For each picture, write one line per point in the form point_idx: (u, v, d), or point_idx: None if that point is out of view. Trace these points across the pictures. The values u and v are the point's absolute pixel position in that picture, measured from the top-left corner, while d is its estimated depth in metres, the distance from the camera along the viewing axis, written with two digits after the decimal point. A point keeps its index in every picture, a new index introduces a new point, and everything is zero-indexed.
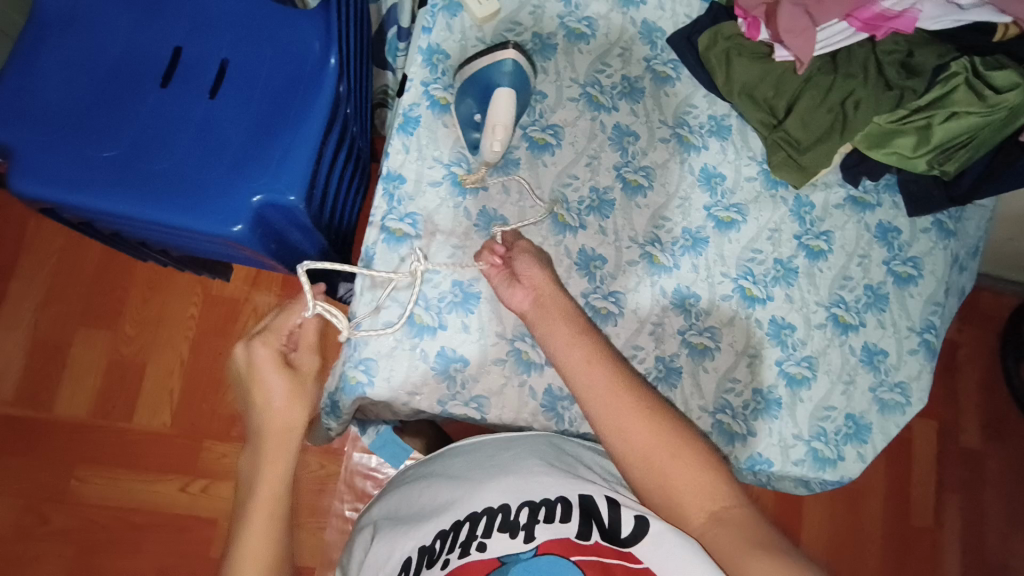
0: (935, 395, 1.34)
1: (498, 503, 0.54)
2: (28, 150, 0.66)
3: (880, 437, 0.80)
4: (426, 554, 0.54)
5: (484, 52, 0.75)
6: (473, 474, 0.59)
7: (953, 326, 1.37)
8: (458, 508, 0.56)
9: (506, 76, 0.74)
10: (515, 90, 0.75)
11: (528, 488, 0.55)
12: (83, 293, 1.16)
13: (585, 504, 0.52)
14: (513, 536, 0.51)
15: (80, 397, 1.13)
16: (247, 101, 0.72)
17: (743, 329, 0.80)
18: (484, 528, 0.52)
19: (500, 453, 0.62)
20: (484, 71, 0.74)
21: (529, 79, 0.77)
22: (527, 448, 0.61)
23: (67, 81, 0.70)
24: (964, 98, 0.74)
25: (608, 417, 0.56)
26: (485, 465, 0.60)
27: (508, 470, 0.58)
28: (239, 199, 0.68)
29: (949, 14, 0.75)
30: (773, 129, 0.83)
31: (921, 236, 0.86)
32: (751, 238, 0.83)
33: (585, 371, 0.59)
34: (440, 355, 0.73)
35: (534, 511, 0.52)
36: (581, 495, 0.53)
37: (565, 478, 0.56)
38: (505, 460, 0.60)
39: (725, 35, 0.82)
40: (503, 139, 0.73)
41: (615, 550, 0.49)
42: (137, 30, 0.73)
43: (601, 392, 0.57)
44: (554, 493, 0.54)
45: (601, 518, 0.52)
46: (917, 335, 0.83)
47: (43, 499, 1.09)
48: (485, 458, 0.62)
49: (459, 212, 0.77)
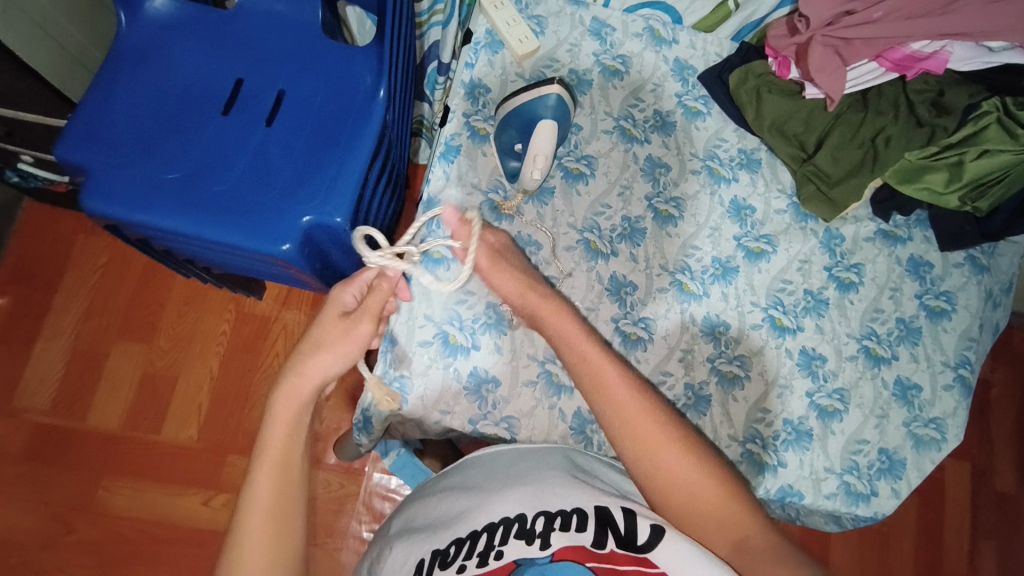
0: (968, 437, 1.31)
1: (515, 512, 0.51)
2: (98, 171, 0.71)
3: (914, 473, 0.78)
4: (440, 555, 0.51)
5: (529, 86, 0.79)
6: (489, 485, 0.56)
7: (985, 365, 1.35)
8: (474, 518, 0.53)
9: (549, 110, 0.79)
10: (557, 123, 0.79)
11: (544, 496, 0.52)
12: (124, 306, 1.21)
13: (601, 514, 0.50)
14: (530, 543, 0.49)
15: (115, 408, 1.16)
16: (301, 127, 0.77)
17: (773, 359, 0.80)
18: (500, 537, 0.50)
19: (516, 464, 0.59)
20: (529, 104, 0.79)
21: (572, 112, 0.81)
22: (543, 460, 0.58)
23: (136, 106, 0.75)
24: (996, 136, 0.75)
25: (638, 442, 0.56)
26: (501, 475, 0.57)
27: (524, 480, 0.55)
28: (290, 220, 0.72)
29: (980, 56, 0.75)
30: (803, 163, 0.85)
31: (953, 270, 0.86)
32: (781, 269, 0.84)
33: (614, 397, 0.58)
34: (472, 375, 0.74)
35: (550, 520, 0.50)
36: (597, 506, 0.51)
37: (582, 489, 0.53)
38: (522, 471, 0.57)
39: (756, 72, 0.85)
40: (543, 168, 0.78)
41: (630, 557, 0.47)
42: (205, 61, 0.79)
43: (625, 412, 0.57)
44: (570, 503, 0.51)
45: (617, 526, 0.49)
46: (951, 370, 0.82)
47: (72, 507, 1.11)
48: (503, 469, 0.59)
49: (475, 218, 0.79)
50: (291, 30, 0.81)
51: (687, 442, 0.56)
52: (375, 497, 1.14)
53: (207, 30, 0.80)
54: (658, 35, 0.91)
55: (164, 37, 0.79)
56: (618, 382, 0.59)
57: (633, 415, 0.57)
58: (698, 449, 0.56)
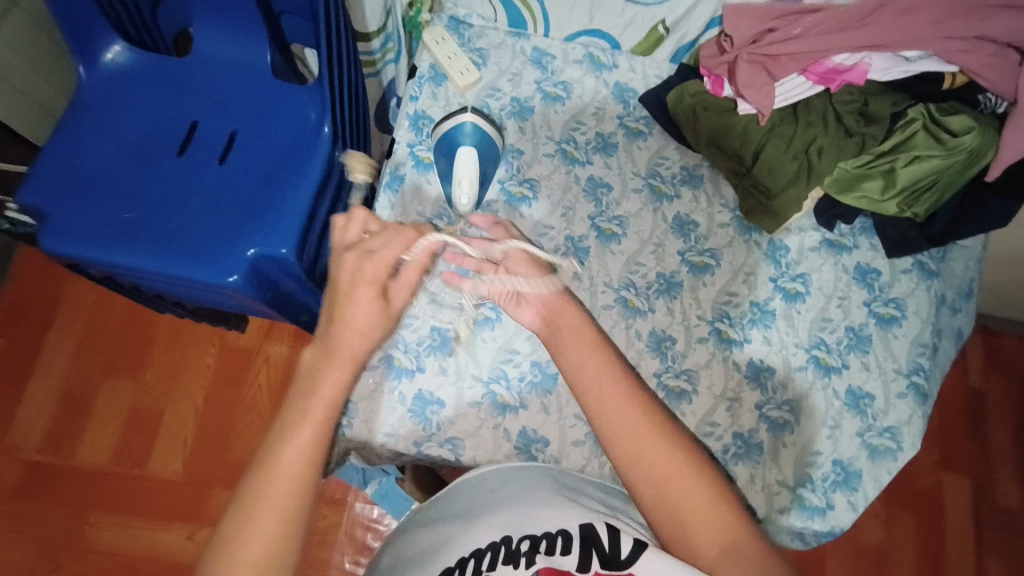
0: (965, 447, 1.29)
1: (500, 536, 0.51)
2: (57, 215, 0.75)
3: (871, 485, 0.76)
4: None
5: (448, 116, 0.83)
6: (475, 512, 0.56)
7: (976, 373, 1.34)
8: (461, 546, 0.52)
9: (467, 137, 0.82)
10: (477, 149, 0.82)
11: (527, 522, 0.52)
12: (109, 344, 1.25)
13: (586, 533, 0.49)
14: (516, 566, 0.48)
15: (102, 445, 1.19)
16: (252, 166, 0.81)
17: (720, 371, 0.80)
18: (487, 563, 0.49)
19: (503, 486, 0.59)
20: (449, 134, 0.82)
21: (492, 140, 0.84)
22: (530, 480, 0.59)
23: (96, 152, 0.80)
24: (924, 142, 0.77)
25: (612, 425, 0.54)
26: (487, 499, 0.58)
27: (510, 502, 0.56)
28: (236, 254, 0.75)
29: (897, 65, 0.78)
30: (742, 177, 0.86)
31: (901, 276, 0.86)
32: (726, 281, 0.85)
33: (600, 385, 0.56)
34: (417, 398, 0.75)
35: (535, 544, 0.49)
36: (582, 525, 0.50)
37: (566, 510, 0.52)
38: (508, 494, 0.57)
39: (690, 93, 0.87)
40: (469, 191, 0.80)
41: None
42: (161, 107, 0.83)
43: (609, 403, 0.55)
44: (554, 525, 0.50)
45: (602, 544, 0.48)
46: (904, 377, 0.81)
47: (56, 546, 1.13)
48: (490, 493, 0.59)
49: None
50: (242, 74, 0.85)
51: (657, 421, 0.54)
52: (357, 527, 1.15)
53: (163, 77, 0.85)
54: (598, 61, 0.94)
55: (125, 85, 0.84)
56: (606, 379, 0.56)
57: (613, 402, 0.55)
58: (676, 438, 0.53)
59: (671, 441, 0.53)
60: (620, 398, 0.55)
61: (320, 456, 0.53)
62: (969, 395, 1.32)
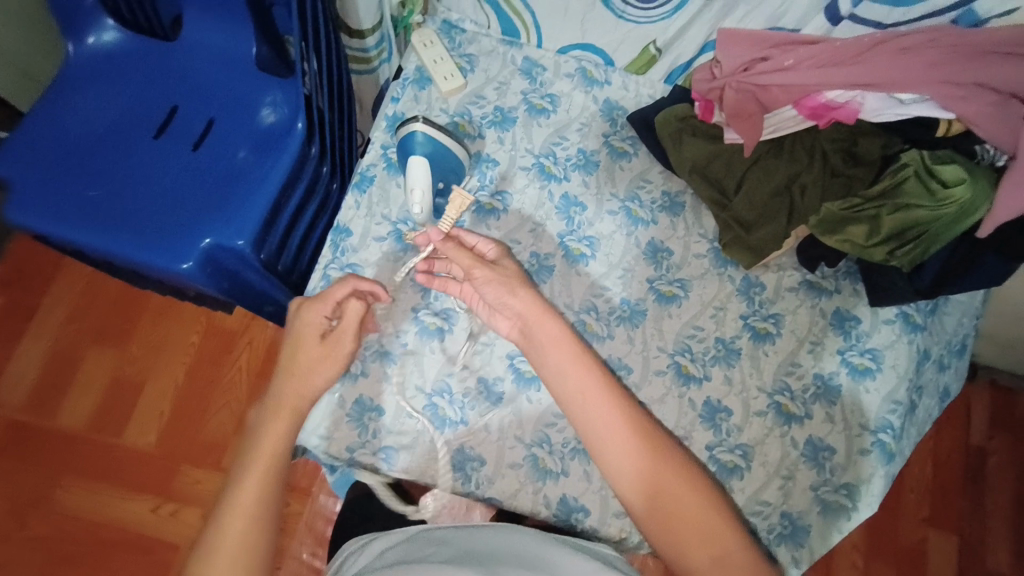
0: (960, 508, 1.21)
1: None
2: (26, 186, 0.77)
3: (819, 542, 0.72)
4: None
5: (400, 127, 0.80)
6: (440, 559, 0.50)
7: (981, 432, 1.27)
8: None
9: (419, 147, 0.78)
10: (429, 159, 0.78)
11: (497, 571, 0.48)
12: (101, 312, 1.28)
13: None
14: None
15: (82, 409, 1.22)
16: (224, 155, 0.82)
17: (675, 408, 0.77)
18: None
19: (475, 539, 0.55)
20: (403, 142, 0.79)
21: (445, 148, 0.79)
22: (503, 536, 0.55)
23: (77, 127, 0.81)
24: (914, 189, 0.73)
25: (609, 439, 0.60)
26: (456, 550, 0.52)
27: (482, 552, 0.51)
28: (192, 242, 0.75)
29: (891, 107, 0.74)
30: (722, 208, 0.82)
31: (883, 326, 0.80)
32: (693, 314, 0.81)
33: (591, 398, 0.62)
34: (357, 402, 0.74)
35: None
36: None
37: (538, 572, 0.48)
38: (480, 545, 0.53)
39: (679, 116, 0.85)
40: (420, 202, 0.77)
41: None
42: (145, 89, 0.85)
43: (605, 422, 0.60)
44: None
45: None
46: (869, 434, 0.76)
47: (26, 504, 1.15)
48: (458, 544, 0.54)
49: (384, 247, 0.80)
50: (227, 62, 0.86)
51: (652, 439, 0.60)
52: None
53: (150, 59, 0.86)
54: (590, 76, 0.92)
55: (113, 65, 0.85)
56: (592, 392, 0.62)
57: (618, 435, 0.60)
58: (669, 453, 0.60)
59: (665, 456, 0.60)
60: (628, 432, 0.60)
61: (269, 504, 0.57)
62: (969, 454, 1.25)
